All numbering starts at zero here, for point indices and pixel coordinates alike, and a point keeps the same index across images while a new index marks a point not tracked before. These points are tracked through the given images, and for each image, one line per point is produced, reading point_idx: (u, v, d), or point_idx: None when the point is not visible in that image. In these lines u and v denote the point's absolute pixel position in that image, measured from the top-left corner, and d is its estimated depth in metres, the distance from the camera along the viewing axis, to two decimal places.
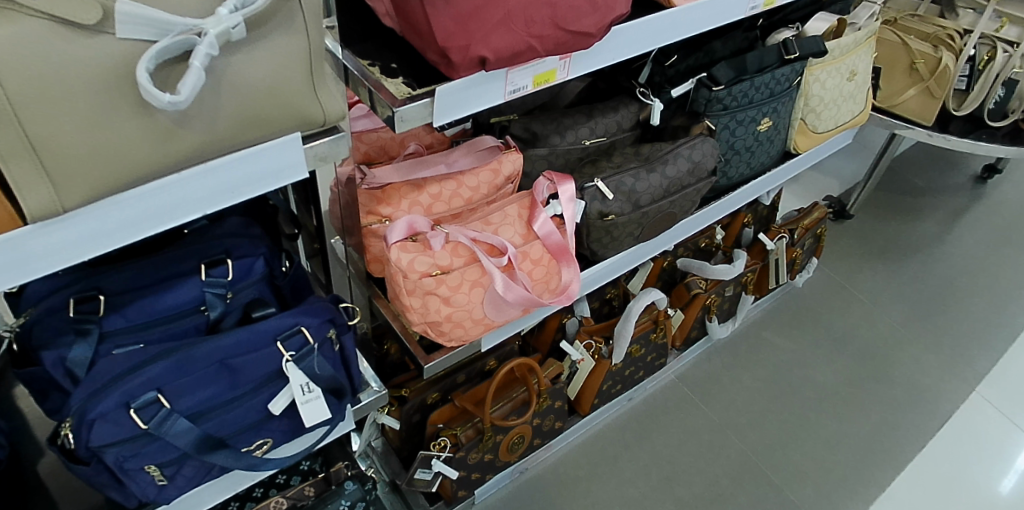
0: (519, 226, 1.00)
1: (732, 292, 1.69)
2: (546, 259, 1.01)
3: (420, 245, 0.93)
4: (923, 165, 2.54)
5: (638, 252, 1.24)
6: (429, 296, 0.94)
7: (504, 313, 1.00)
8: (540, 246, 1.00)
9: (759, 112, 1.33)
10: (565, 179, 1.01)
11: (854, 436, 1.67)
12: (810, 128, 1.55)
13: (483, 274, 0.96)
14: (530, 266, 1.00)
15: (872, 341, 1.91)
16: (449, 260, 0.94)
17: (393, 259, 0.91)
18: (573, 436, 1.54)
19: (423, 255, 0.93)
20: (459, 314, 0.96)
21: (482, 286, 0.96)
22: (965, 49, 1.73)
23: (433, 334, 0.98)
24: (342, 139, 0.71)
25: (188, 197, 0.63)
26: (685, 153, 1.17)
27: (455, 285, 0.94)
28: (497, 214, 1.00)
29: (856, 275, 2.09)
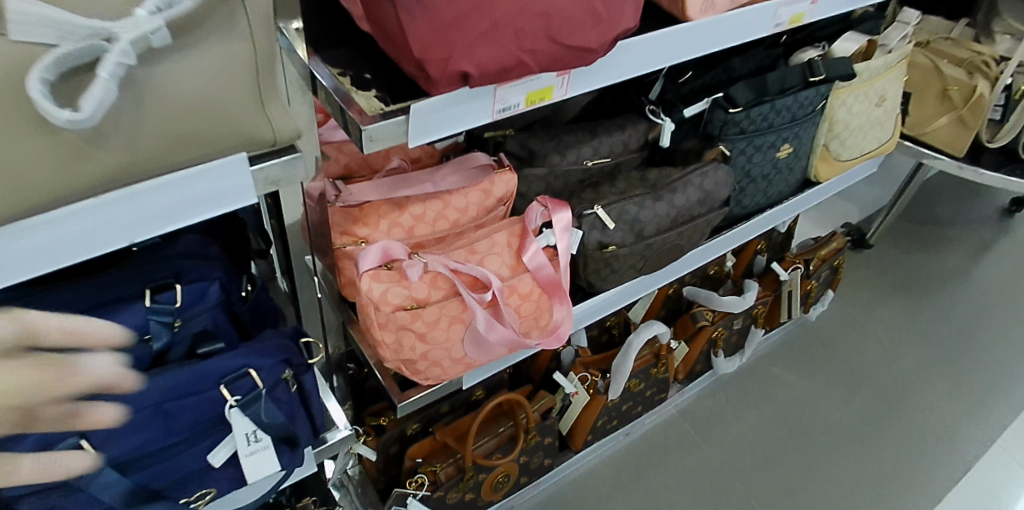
0: (508, 256, 0.92)
1: (741, 325, 1.59)
2: (535, 294, 0.93)
3: (395, 276, 0.85)
4: (948, 195, 2.42)
5: (641, 285, 1.14)
6: (403, 331, 0.85)
7: (487, 353, 0.92)
8: (529, 279, 0.92)
9: (778, 138, 1.23)
10: (560, 207, 0.93)
11: (868, 484, 1.56)
12: (833, 154, 1.45)
13: (464, 310, 0.88)
14: (516, 301, 0.92)
15: (889, 381, 1.79)
16: (426, 294, 0.86)
17: (364, 290, 0.83)
18: (564, 472, 1.44)
19: (398, 287, 0.85)
20: (436, 352, 0.88)
21: (463, 324, 0.88)
22: (1002, 77, 1.61)
23: (407, 372, 0.90)
24: (296, 162, 0.62)
25: (106, 225, 0.54)
26: (696, 180, 1.07)
27: (433, 321, 0.86)
28: (484, 242, 0.91)
29: (874, 309, 1.98)
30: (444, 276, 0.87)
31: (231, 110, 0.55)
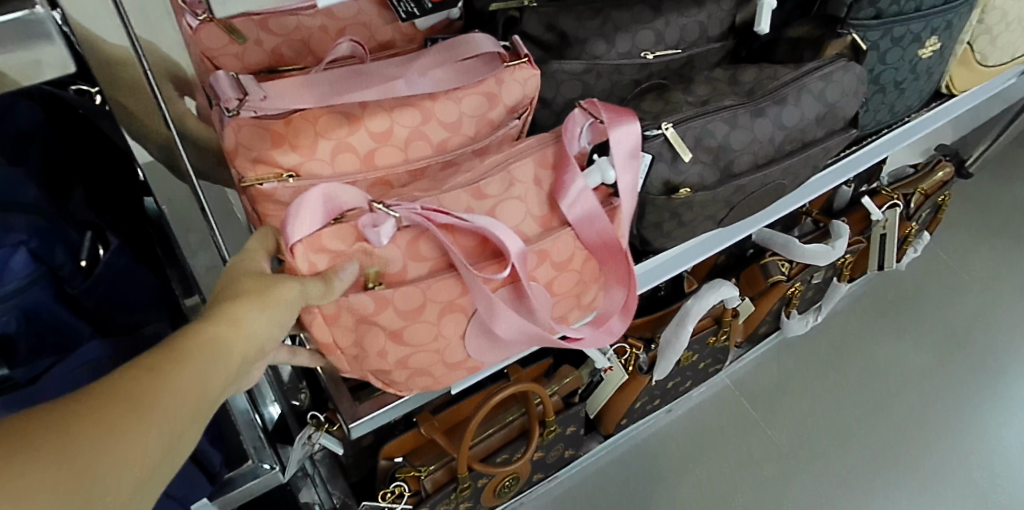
0: (535, 202, 0.60)
1: (822, 278, 1.25)
2: (575, 259, 0.63)
3: (352, 237, 0.53)
4: None
5: (718, 236, 0.80)
6: (367, 328, 0.57)
7: (499, 344, 0.64)
8: (568, 237, 0.61)
9: (926, 29, 0.84)
10: (619, 120, 0.57)
11: (970, 477, 1.24)
12: (978, 58, 1.05)
13: (459, 289, 0.58)
14: (546, 271, 0.61)
15: (997, 348, 1.44)
16: (401, 265, 0.55)
17: (297, 263, 0.52)
18: (588, 460, 1.16)
19: (355, 253, 0.53)
20: (419, 353, 0.60)
21: (461, 306, 0.59)
22: None
23: (378, 383, 0.63)
24: (37, 31, 0.33)
25: None
26: (813, 88, 0.70)
27: (410, 308, 0.57)
28: (498, 180, 0.57)
29: (973, 253, 1.61)
30: (432, 236, 0.55)
31: None
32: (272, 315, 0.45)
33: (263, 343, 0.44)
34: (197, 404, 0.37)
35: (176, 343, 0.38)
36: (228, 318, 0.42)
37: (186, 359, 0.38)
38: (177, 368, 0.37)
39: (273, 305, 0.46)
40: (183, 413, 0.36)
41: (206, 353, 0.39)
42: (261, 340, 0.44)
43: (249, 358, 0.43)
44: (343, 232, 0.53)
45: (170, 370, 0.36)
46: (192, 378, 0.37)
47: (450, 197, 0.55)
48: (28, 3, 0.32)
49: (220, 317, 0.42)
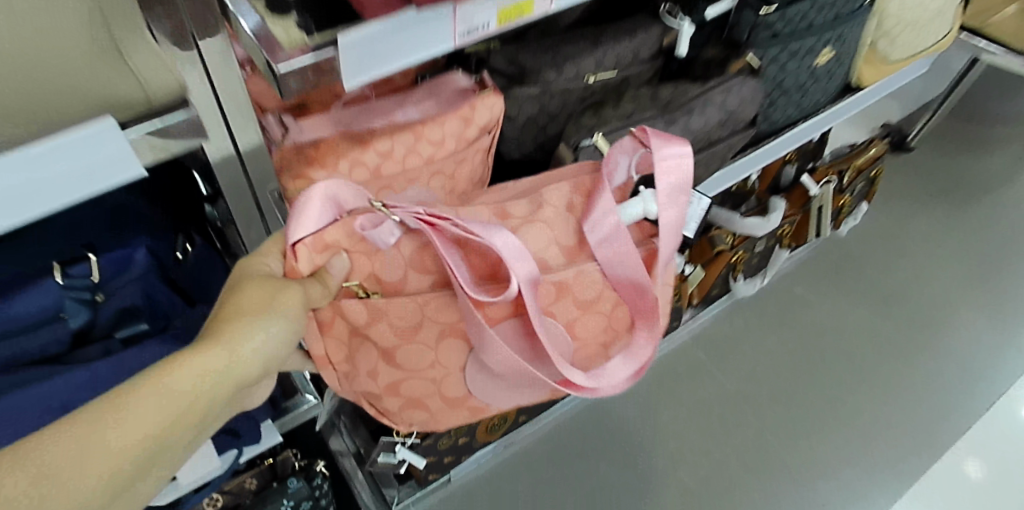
0: (568, 232, 0.80)
1: (764, 247, 1.46)
2: (601, 294, 0.84)
3: (355, 238, 0.71)
4: (1005, 86, 2.16)
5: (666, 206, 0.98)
6: (363, 339, 0.78)
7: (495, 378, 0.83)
8: (591, 269, 0.81)
9: (819, 43, 1.04)
10: (664, 146, 0.75)
11: (896, 412, 1.47)
12: (880, 57, 1.25)
13: (450, 316, 0.77)
14: (567, 300, 0.82)
15: (925, 301, 1.65)
16: (401, 278, 0.75)
17: (297, 262, 0.68)
18: (566, 406, 1.39)
19: (357, 249, 0.72)
20: (409, 369, 0.80)
21: (456, 334, 0.78)
22: None
23: (373, 407, 0.86)
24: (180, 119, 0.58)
25: None
26: (717, 99, 0.91)
27: (402, 327, 0.76)
28: (523, 205, 0.78)
29: (912, 219, 1.81)
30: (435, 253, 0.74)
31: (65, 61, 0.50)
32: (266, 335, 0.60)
33: (254, 359, 0.59)
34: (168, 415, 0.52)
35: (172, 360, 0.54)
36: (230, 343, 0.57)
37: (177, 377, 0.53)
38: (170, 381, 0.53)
39: (266, 324, 0.60)
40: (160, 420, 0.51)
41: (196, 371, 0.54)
42: (254, 357, 0.58)
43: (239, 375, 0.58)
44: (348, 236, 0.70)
45: (148, 393, 0.51)
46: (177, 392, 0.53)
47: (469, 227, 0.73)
48: (185, 106, 0.58)
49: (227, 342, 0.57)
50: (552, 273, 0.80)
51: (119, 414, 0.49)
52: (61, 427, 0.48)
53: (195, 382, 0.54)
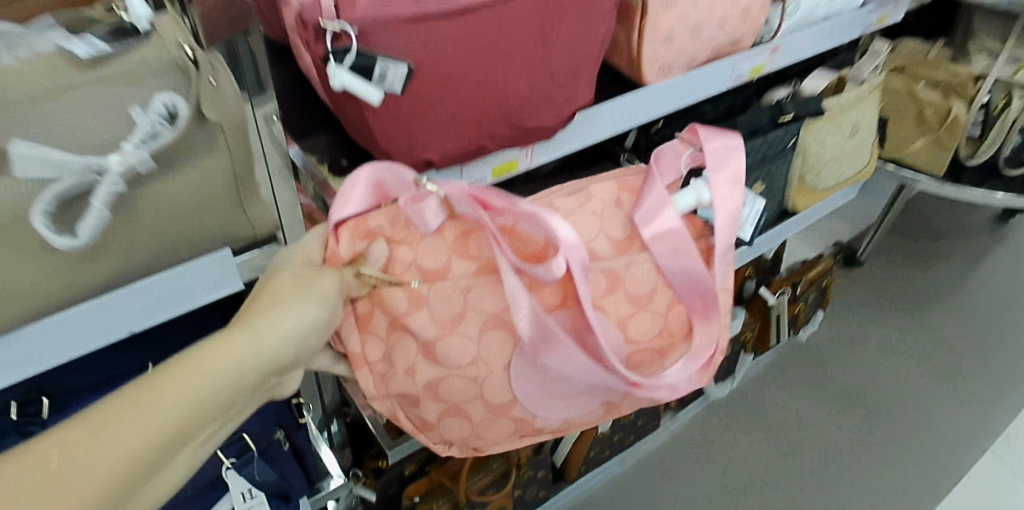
0: (619, 228, 0.85)
1: (730, 351, 1.65)
2: (654, 293, 0.86)
3: (396, 223, 0.73)
4: (941, 205, 2.44)
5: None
6: (397, 333, 0.76)
7: (544, 376, 0.81)
8: (646, 263, 0.84)
9: (751, 179, 1.30)
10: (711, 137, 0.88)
11: (868, 499, 1.58)
12: (809, 186, 1.47)
13: (496, 305, 0.77)
14: (619, 297, 0.84)
15: (886, 395, 1.80)
16: (444, 265, 0.75)
17: (338, 244, 0.71)
18: (559, 503, 1.51)
19: (401, 231, 0.74)
20: (452, 369, 0.78)
21: (497, 323, 0.77)
22: (978, 97, 1.67)
23: (409, 418, 0.84)
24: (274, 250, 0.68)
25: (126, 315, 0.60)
26: None
27: (444, 315, 0.75)
28: (569, 199, 0.83)
29: (869, 323, 1.99)
30: (481, 239, 0.76)
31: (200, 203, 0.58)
32: (282, 324, 0.61)
33: (272, 347, 0.61)
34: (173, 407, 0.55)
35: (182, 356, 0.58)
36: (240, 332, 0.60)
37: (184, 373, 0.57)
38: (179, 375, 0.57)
39: (283, 307, 0.62)
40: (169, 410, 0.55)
41: (207, 362, 0.58)
42: (270, 344, 0.60)
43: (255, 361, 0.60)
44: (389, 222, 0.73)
45: (157, 389, 0.56)
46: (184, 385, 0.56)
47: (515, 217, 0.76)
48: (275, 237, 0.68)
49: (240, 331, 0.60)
50: (603, 263, 0.83)
51: (128, 410, 0.54)
52: (84, 418, 0.54)
53: (206, 372, 0.57)
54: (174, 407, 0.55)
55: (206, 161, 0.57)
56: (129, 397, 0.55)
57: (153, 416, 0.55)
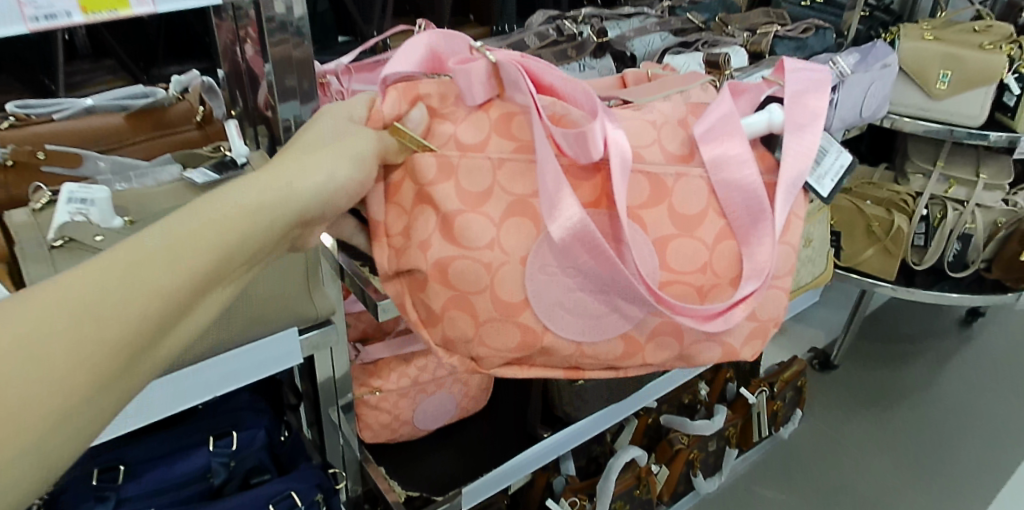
0: (676, 144, 0.74)
1: (715, 446, 1.77)
2: (707, 215, 0.72)
3: (446, 99, 0.72)
4: (908, 311, 2.63)
5: (599, 420, 1.34)
6: (423, 210, 0.72)
7: (563, 283, 0.70)
8: (697, 180, 0.72)
9: None
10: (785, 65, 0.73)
11: None
12: None
13: (525, 188, 0.70)
14: (664, 213, 0.72)
15: (869, 487, 1.89)
16: (482, 140, 0.70)
17: (384, 104, 0.70)
18: None
19: (447, 108, 0.72)
20: (469, 262, 0.70)
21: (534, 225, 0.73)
22: (917, 211, 1.93)
23: (415, 318, 0.77)
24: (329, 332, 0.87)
25: (218, 377, 0.77)
26: None
27: (469, 191, 0.70)
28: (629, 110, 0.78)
29: (847, 421, 2.11)
30: (524, 123, 0.70)
31: (281, 289, 0.79)
32: (322, 177, 0.62)
33: (313, 194, 0.61)
34: (219, 252, 0.53)
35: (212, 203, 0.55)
36: (276, 181, 0.59)
37: (229, 209, 0.55)
38: (220, 218, 0.54)
39: (321, 159, 0.63)
40: (215, 251, 0.53)
41: (250, 205, 0.56)
42: (315, 190, 0.61)
43: (295, 211, 0.60)
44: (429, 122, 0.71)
45: (199, 230, 0.52)
46: (233, 224, 0.55)
47: (566, 103, 0.71)
48: (327, 321, 0.87)
49: (275, 177, 0.60)
50: (647, 166, 0.72)
51: (168, 255, 0.50)
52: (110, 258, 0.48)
53: (238, 212, 0.55)
54: (218, 244, 0.53)
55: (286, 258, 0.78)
56: (157, 238, 0.50)
57: (190, 260, 0.51)
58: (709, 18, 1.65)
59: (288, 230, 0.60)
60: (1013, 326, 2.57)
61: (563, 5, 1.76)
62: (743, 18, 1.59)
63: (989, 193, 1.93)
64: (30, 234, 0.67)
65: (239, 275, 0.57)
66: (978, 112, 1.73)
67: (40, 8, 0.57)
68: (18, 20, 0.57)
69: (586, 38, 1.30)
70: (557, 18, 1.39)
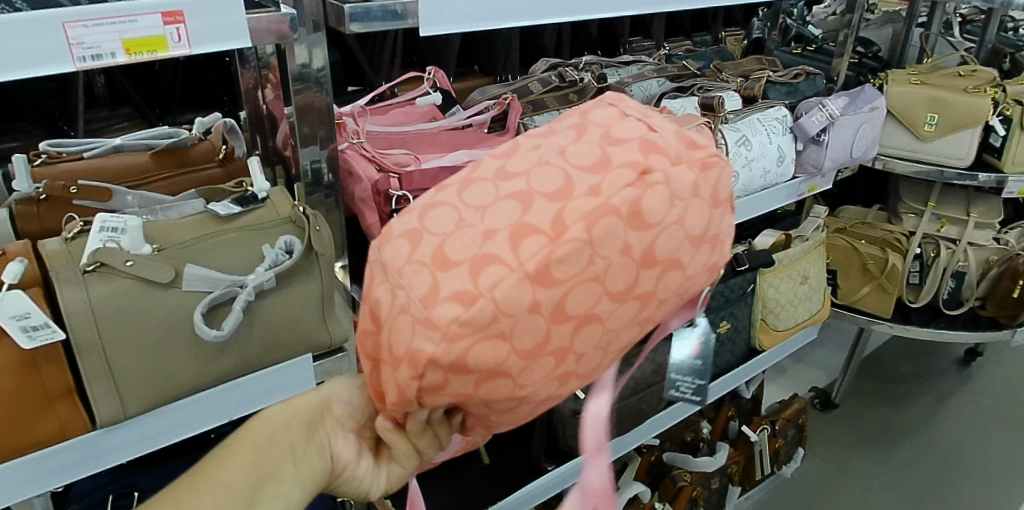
0: None
1: (718, 484, 1.78)
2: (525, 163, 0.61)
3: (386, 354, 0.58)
4: (908, 351, 2.64)
5: None
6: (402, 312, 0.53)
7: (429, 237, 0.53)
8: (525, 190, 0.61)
9: (716, 317, 1.53)
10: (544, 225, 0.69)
11: None
12: (771, 326, 1.69)
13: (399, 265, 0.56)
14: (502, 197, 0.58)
15: None
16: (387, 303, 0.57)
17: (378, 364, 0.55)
18: None
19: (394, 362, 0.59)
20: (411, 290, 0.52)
21: (471, 286, 0.50)
22: (911, 249, 1.97)
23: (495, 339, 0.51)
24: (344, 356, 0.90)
25: (233, 403, 0.81)
26: (651, 357, 1.36)
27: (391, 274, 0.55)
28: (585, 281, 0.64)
29: (849, 459, 2.11)
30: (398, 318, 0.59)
31: (299, 317, 0.82)
32: (322, 395, 0.66)
33: (319, 407, 0.65)
34: (243, 481, 0.56)
35: (232, 439, 0.60)
36: (290, 405, 0.64)
37: (245, 440, 0.59)
38: (237, 451, 0.58)
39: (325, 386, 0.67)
40: (237, 481, 0.56)
41: (270, 430, 0.61)
42: (320, 403, 0.65)
43: (316, 426, 0.64)
44: (426, 424, 0.61)
45: (221, 468, 0.57)
46: (257, 449, 0.59)
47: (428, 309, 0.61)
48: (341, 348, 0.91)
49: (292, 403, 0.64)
50: None
51: (188, 494, 0.54)
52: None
53: (260, 438, 0.60)
54: (241, 471, 0.57)
55: (301, 289, 0.82)
56: (187, 483, 0.55)
57: (211, 496, 0.54)
58: (705, 65, 1.72)
59: (317, 431, 0.64)
60: (1011, 366, 2.58)
61: (563, 54, 1.84)
62: (737, 65, 1.67)
63: (980, 231, 1.99)
64: (63, 260, 0.71)
65: (285, 476, 0.59)
66: (966, 153, 1.79)
67: (87, 49, 0.63)
68: (68, 60, 0.63)
69: (587, 84, 1.35)
70: (558, 65, 1.45)
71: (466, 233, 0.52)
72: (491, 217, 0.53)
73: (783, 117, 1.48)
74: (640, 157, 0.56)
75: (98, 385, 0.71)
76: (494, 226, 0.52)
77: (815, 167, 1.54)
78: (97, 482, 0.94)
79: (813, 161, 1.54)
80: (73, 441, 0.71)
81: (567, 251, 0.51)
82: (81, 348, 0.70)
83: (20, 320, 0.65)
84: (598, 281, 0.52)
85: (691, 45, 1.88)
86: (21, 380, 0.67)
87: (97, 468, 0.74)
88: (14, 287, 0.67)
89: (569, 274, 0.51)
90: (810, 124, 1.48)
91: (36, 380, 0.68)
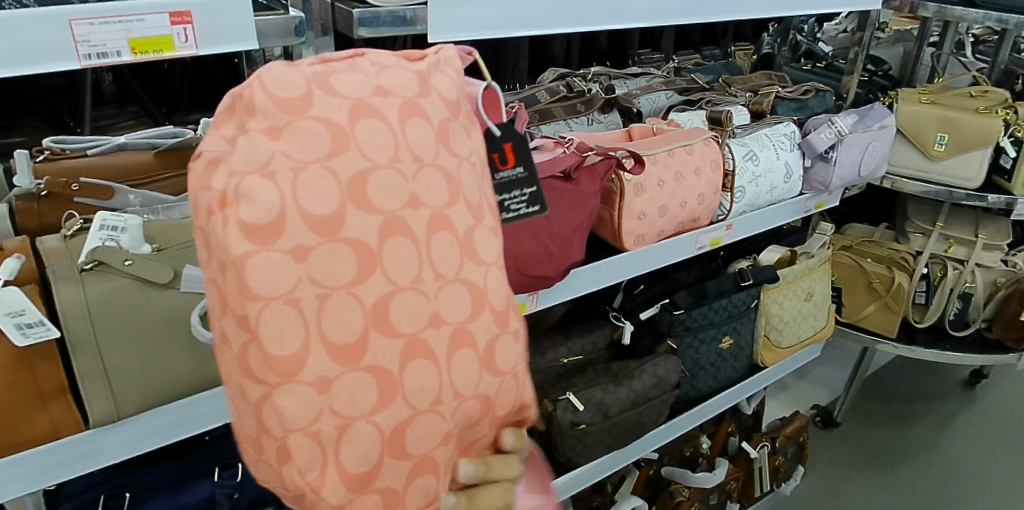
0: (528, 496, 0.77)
1: (717, 500, 1.76)
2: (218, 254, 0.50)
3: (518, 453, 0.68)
4: (912, 371, 2.62)
5: (600, 467, 1.36)
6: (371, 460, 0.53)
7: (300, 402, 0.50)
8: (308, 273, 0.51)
9: (718, 332, 1.51)
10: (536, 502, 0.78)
11: None
12: (774, 343, 1.67)
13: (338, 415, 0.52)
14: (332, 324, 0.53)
15: None
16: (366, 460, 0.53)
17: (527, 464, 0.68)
18: None
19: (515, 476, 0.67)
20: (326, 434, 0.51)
21: (325, 395, 0.50)
22: (918, 268, 1.96)
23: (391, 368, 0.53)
24: None
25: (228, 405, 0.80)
26: (651, 369, 1.36)
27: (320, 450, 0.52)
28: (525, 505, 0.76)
29: (849, 480, 2.08)
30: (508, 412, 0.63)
31: None
32: None
33: None
34: None
35: None
36: None
37: None
38: None
39: None
40: None
41: None
42: None
43: None
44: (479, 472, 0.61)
45: None
46: None
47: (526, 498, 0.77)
48: None
49: None
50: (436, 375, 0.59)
51: None
52: None
53: None
54: None
55: None
56: None
57: None
58: (713, 79, 1.71)
59: None
60: (1017, 390, 2.55)
61: (572, 64, 1.84)
62: (746, 80, 1.65)
63: (988, 253, 1.97)
64: (61, 259, 0.72)
65: None
66: (977, 175, 1.78)
67: (92, 47, 0.63)
68: (72, 58, 0.63)
69: (596, 95, 1.34)
70: (566, 76, 1.41)
71: (290, 375, 0.50)
72: (276, 338, 0.49)
73: (791, 133, 1.47)
74: (294, 178, 0.50)
75: (91, 386, 0.70)
76: (285, 348, 0.49)
77: (822, 184, 1.54)
78: (89, 482, 0.94)
79: (820, 179, 1.53)
80: (63, 441, 0.70)
81: (333, 266, 0.50)
82: (76, 347, 0.70)
83: (15, 317, 0.65)
84: (396, 238, 0.53)
85: (700, 59, 1.88)
86: (13, 378, 0.67)
87: (86, 469, 0.73)
88: (10, 283, 0.68)
89: (321, 274, 0.50)
90: (819, 142, 1.47)
91: (28, 378, 0.67)
